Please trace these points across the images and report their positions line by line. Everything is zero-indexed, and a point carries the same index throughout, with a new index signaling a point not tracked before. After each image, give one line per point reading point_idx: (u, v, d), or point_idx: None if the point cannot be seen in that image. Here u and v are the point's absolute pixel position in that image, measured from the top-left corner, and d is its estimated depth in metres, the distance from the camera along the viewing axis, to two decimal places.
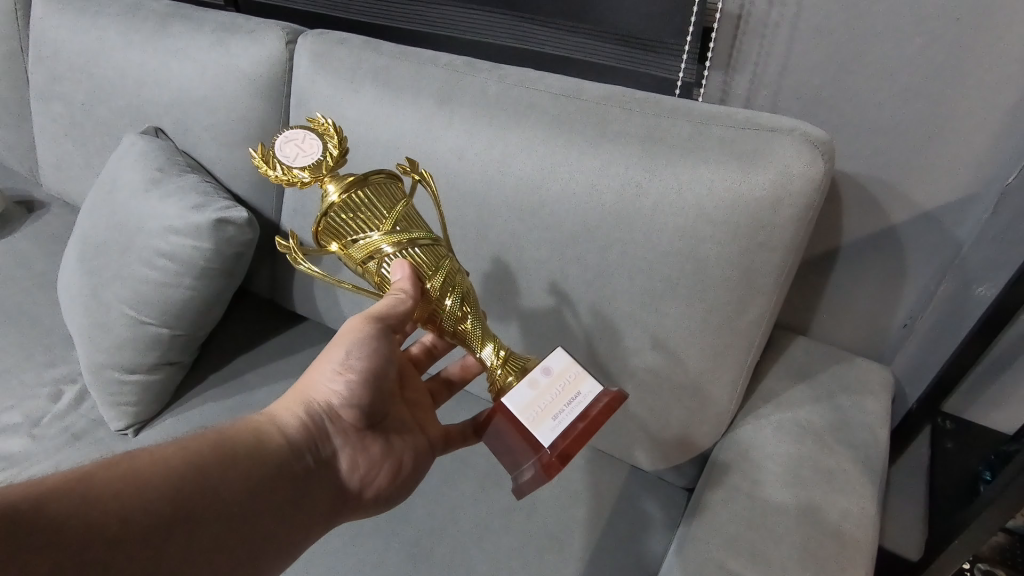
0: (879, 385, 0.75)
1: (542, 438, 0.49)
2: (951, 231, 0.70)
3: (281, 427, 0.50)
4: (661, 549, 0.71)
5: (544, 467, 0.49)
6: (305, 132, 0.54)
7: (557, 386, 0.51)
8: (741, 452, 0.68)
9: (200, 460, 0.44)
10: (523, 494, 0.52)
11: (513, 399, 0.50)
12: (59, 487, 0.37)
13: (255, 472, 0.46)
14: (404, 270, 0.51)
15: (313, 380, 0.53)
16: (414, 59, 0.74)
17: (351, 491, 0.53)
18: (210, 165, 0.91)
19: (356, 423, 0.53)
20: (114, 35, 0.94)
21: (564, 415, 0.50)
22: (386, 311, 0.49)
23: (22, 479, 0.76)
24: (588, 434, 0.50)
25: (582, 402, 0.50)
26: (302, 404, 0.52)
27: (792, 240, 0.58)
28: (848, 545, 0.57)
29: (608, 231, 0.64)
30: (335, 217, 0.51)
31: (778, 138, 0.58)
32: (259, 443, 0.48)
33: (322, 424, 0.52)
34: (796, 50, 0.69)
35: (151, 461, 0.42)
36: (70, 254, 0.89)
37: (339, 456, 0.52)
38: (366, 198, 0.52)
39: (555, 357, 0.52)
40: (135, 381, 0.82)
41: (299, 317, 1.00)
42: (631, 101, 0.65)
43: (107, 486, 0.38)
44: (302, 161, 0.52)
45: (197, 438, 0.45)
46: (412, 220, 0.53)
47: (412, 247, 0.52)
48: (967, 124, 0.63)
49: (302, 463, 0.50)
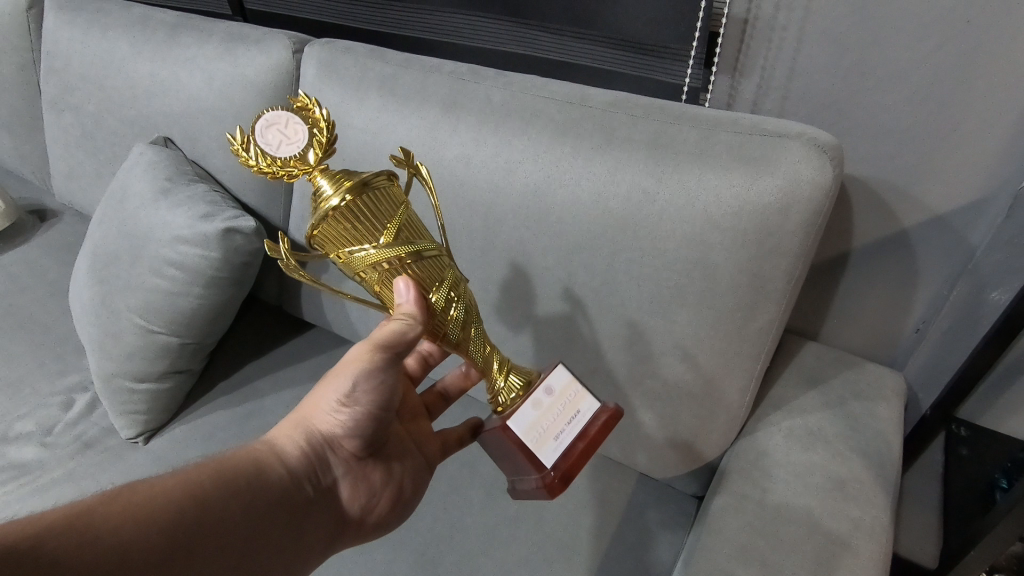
0: (891, 392, 0.74)
1: (545, 459, 0.52)
2: (964, 235, 0.69)
3: (281, 456, 0.50)
4: (671, 558, 0.70)
5: (548, 488, 0.51)
6: (288, 114, 0.50)
7: (559, 406, 0.53)
8: (751, 460, 0.67)
9: (200, 492, 0.43)
10: (518, 495, 0.57)
11: (518, 423, 0.52)
12: (58, 524, 0.36)
13: (255, 503, 0.46)
14: (411, 289, 0.50)
15: (313, 407, 0.52)
16: (420, 67, 0.74)
17: (351, 519, 0.54)
18: (219, 174, 0.91)
19: (356, 451, 0.53)
20: (124, 46, 0.95)
21: (564, 435, 0.53)
22: (393, 337, 0.47)
23: (34, 487, 0.77)
24: (588, 452, 0.53)
25: (582, 420, 0.54)
26: (303, 432, 0.52)
27: (802, 245, 0.58)
28: (860, 556, 0.56)
29: (614, 237, 0.64)
30: (334, 223, 0.47)
31: (787, 143, 0.57)
32: (259, 473, 0.48)
33: (323, 453, 0.52)
34: (804, 54, 0.68)
35: (148, 494, 0.41)
36: (81, 262, 0.89)
37: (339, 486, 0.53)
38: (368, 205, 0.48)
39: (556, 376, 0.54)
40: (145, 389, 0.82)
41: (306, 325, 1.01)
42: (637, 107, 0.64)
43: (106, 521, 0.38)
44: (285, 150, 0.49)
45: (195, 469, 0.45)
46: (412, 226, 0.51)
47: (416, 259, 0.50)
48: (979, 128, 0.62)
49: (302, 494, 0.50)
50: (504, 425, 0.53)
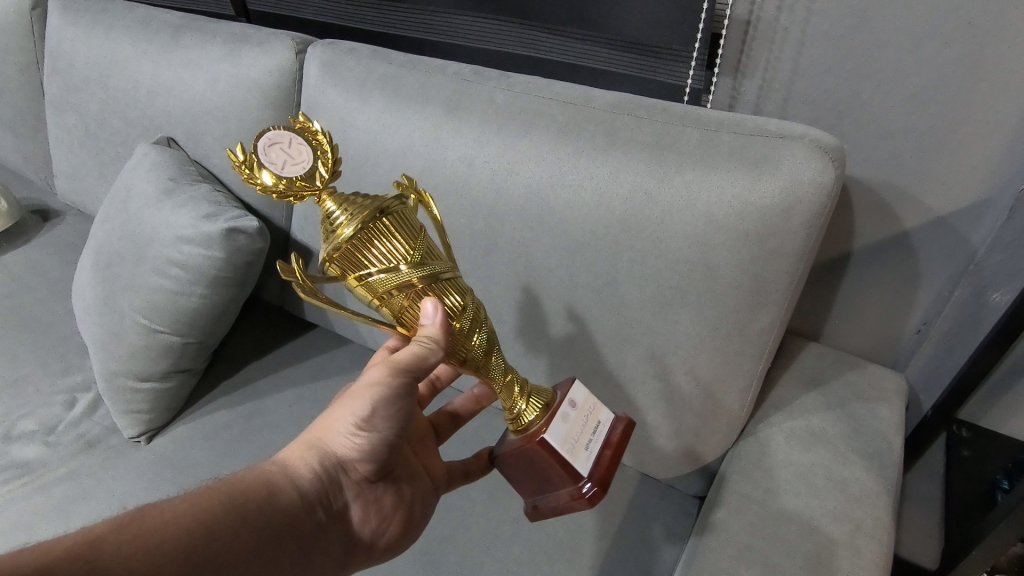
0: (893, 393, 0.74)
1: (582, 468, 0.52)
2: (965, 237, 0.69)
3: (294, 478, 0.50)
4: (672, 557, 0.70)
5: (589, 498, 0.52)
6: (291, 134, 0.50)
7: (584, 417, 0.55)
8: (753, 460, 0.67)
9: (212, 518, 0.43)
10: (543, 514, 0.56)
11: (555, 434, 0.52)
12: (69, 555, 0.36)
13: (267, 528, 0.46)
14: (438, 311, 0.50)
15: (327, 428, 0.52)
16: (423, 68, 0.75)
17: (362, 543, 0.54)
18: (222, 175, 0.91)
19: (369, 475, 0.53)
20: (128, 47, 0.95)
21: (593, 445, 0.54)
22: (414, 361, 0.48)
23: (37, 486, 0.77)
24: (615, 461, 0.55)
25: (604, 429, 0.56)
26: (317, 454, 0.51)
27: (804, 246, 0.58)
28: (862, 557, 0.56)
29: (616, 238, 0.64)
30: (353, 248, 0.47)
31: (790, 145, 0.57)
32: (271, 498, 0.48)
33: (336, 476, 0.51)
34: (805, 55, 0.68)
35: (160, 522, 0.41)
36: (84, 262, 0.90)
37: (351, 509, 0.53)
38: (387, 230, 0.48)
39: (576, 390, 0.56)
40: (147, 388, 0.83)
41: (308, 325, 1.01)
42: (640, 108, 0.65)
43: (117, 552, 0.38)
44: (291, 170, 0.49)
45: (208, 494, 0.45)
46: (431, 252, 0.51)
47: (437, 283, 0.50)
48: (981, 129, 0.63)
49: (314, 518, 0.49)
50: (540, 439, 0.52)
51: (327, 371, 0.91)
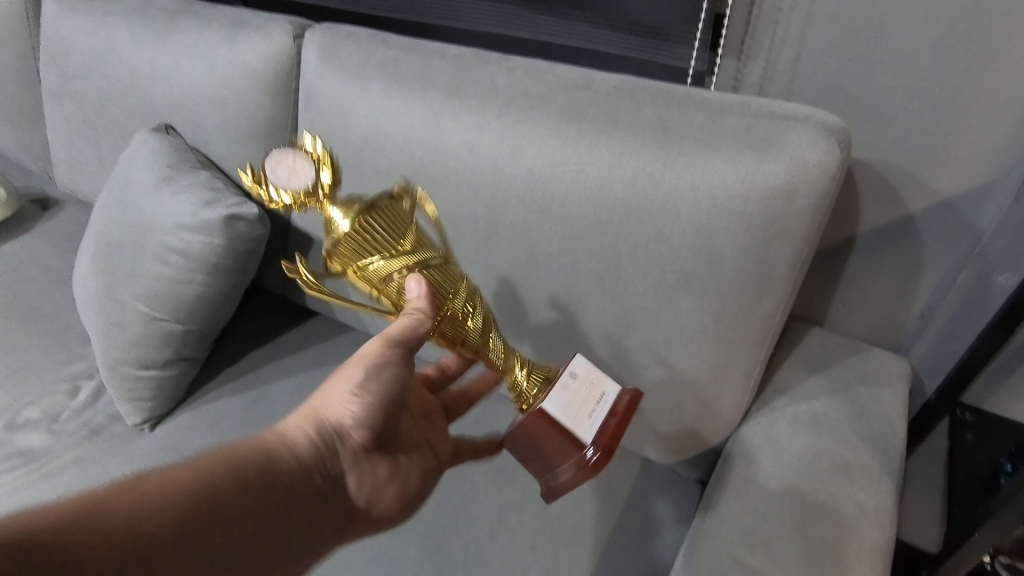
0: (896, 377, 0.74)
1: (585, 437, 0.52)
2: (971, 220, 0.68)
3: (291, 445, 0.48)
4: (674, 542, 0.71)
5: (593, 466, 0.51)
6: (292, 151, 0.49)
7: (585, 388, 0.54)
8: (756, 445, 0.67)
9: (209, 480, 0.43)
10: (555, 496, 0.55)
11: (551, 404, 0.52)
12: (65, 514, 0.36)
13: (264, 492, 0.45)
14: (422, 286, 0.49)
15: (324, 399, 0.51)
16: (423, 52, 0.73)
17: (363, 514, 0.52)
18: (221, 162, 0.91)
19: (367, 443, 0.51)
20: (124, 33, 0.94)
21: (597, 414, 0.53)
22: (404, 332, 0.48)
23: (41, 475, 0.77)
24: (621, 430, 0.54)
25: (610, 400, 0.55)
26: (313, 423, 0.50)
27: (808, 230, 0.58)
28: (864, 542, 0.57)
29: (619, 223, 0.63)
30: (348, 243, 0.48)
31: (795, 127, 0.57)
32: (267, 465, 0.47)
33: (333, 443, 0.50)
34: (811, 36, 0.67)
35: (158, 484, 0.41)
36: (85, 251, 0.89)
37: (352, 478, 0.51)
38: (379, 223, 0.49)
39: (577, 362, 0.55)
40: (150, 376, 0.82)
41: (309, 312, 1.00)
42: (643, 91, 0.64)
43: (115, 511, 0.38)
44: (296, 183, 0.48)
45: (205, 457, 0.44)
46: (423, 242, 0.51)
47: (429, 267, 0.50)
48: (989, 110, 0.62)
49: (312, 485, 0.48)
50: (539, 409, 0.52)
51: (329, 360, 0.91)
